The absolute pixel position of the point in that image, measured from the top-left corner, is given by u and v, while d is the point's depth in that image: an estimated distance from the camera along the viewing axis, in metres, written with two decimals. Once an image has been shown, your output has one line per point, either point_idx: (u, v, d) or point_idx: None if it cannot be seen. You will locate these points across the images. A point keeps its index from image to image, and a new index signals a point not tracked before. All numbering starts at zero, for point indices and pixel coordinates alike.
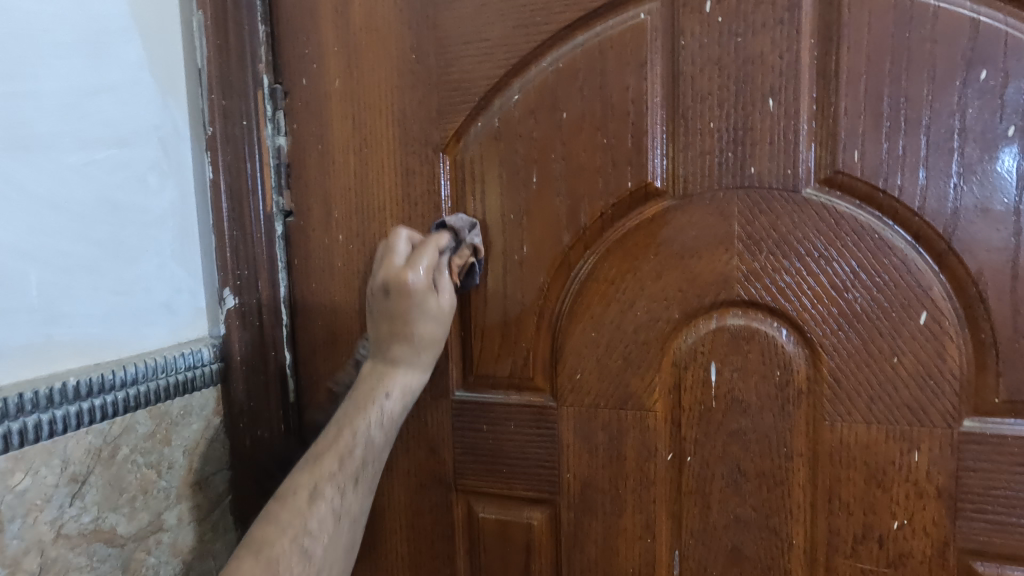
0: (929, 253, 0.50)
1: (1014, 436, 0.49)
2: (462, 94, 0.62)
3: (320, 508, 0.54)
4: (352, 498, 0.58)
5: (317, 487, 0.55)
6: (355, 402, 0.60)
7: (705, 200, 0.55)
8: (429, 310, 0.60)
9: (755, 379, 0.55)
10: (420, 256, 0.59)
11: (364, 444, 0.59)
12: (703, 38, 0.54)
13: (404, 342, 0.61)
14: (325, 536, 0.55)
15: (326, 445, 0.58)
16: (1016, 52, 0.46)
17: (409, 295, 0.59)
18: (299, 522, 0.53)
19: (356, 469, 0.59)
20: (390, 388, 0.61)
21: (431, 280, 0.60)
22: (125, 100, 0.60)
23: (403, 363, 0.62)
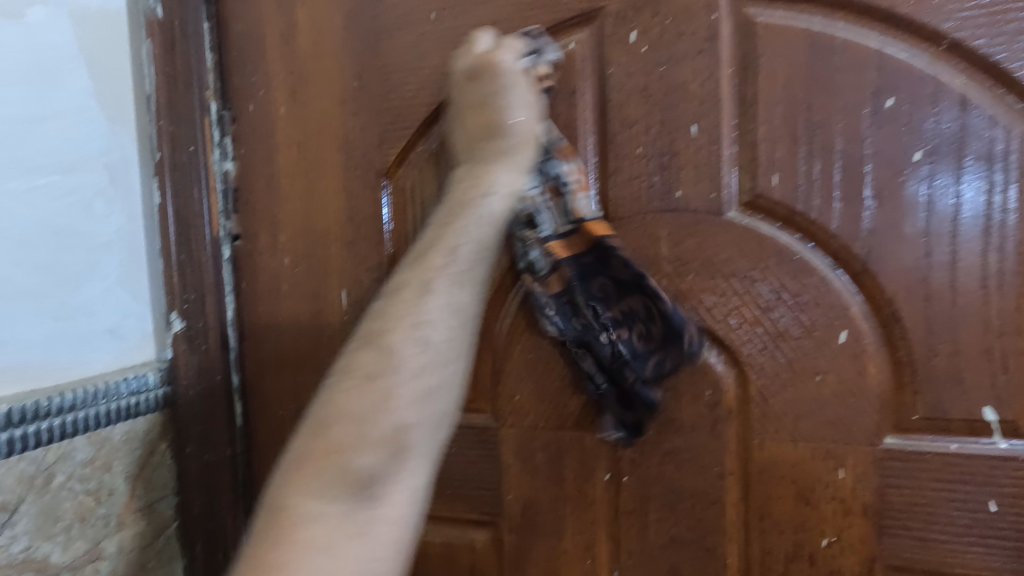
0: (847, 274, 0.51)
1: (933, 453, 0.50)
2: (404, 120, 0.63)
3: (429, 307, 0.46)
4: (469, 298, 0.48)
5: (427, 284, 0.47)
6: (450, 203, 0.49)
7: (634, 223, 0.56)
8: (522, 92, 0.49)
9: (687, 399, 0.56)
10: (501, 44, 0.51)
11: (471, 241, 0.48)
12: (630, 67, 0.55)
13: (500, 132, 0.48)
14: (444, 334, 0.46)
15: (426, 243, 0.48)
16: (919, 81, 0.48)
17: (498, 74, 0.49)
18: (410, 318, 0.46)
19: (467, 266, 0.47)
20: (492, 182, 0.48)
21: (513, 54, 0.50)
22: (71, 128, 0.61)
23: (503, 154, 0.48)
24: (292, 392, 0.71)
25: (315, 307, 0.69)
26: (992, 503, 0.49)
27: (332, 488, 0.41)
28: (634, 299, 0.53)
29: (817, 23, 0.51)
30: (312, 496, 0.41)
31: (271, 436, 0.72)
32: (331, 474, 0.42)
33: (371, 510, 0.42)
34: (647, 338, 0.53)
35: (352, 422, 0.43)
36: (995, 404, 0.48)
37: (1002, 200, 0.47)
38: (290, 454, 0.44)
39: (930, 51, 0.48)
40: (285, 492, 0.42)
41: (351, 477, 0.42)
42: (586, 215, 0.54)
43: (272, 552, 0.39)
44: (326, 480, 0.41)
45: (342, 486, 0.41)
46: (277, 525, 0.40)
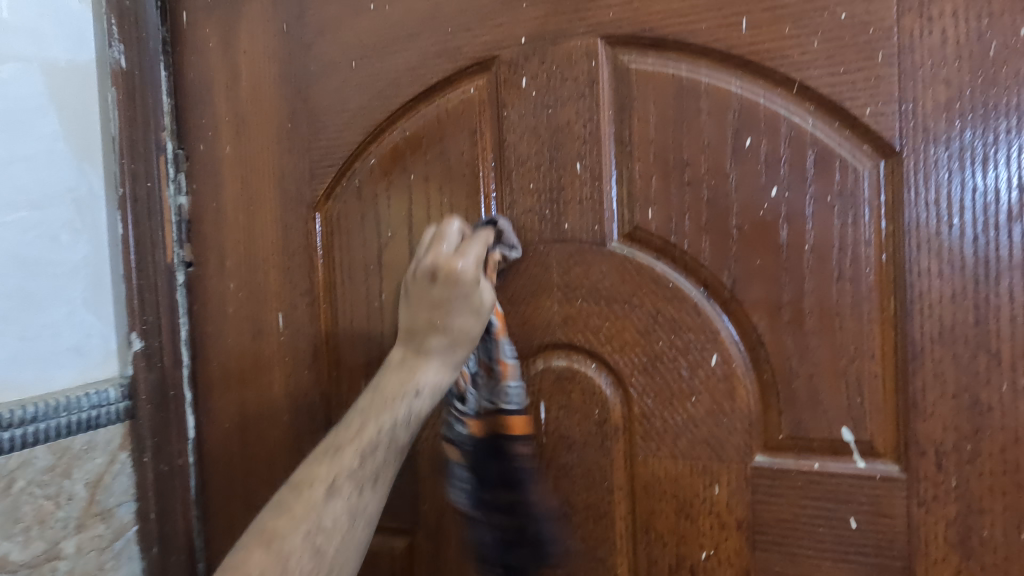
0: (717, 300, 0.55)
1: (797, 470, 0.53)
2: (330, 158, 0.69)
3: (332, 507, 0.48)
4: (371, 502, 0.50)
5: (335, 480, 0.48)
6: (374, 391, 0.52)
7: (528, 252, 0.60)
8: (471, 297, 0.51)
9: (577, 416, 0.59)
10: (469, 245, 0.52)
11: (385, 439, 0.51)
12: (522, 110, 0.60)
13: (439, 326, 0.51)
14: (336, 538, 0.47)
15: (345, 434, 0.51)
16: (773, 122, 0.52)
17: (457, 284, 0.51)
18: (306, 524, 0.46)
19: (376, 468, 0.51)
20: (418, 378, 0.52)
21: (478, 278, 0.51)
22: (39, 168, 0.67)
23: (437, 352, 0.52)
24: (238, 406, 0.77)
25: (255, 328, 0.75)
26: (851, 520, 0.51)
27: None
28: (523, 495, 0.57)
29: (683, 69, 0.55)
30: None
31: (223, 444, 0.79)
32: None
33: None
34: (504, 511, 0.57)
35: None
36: (851, 425, 0.51)
37: (854, 233, 0.50)
38: None
39: (784, 94, 0.52)
40: None
41: None
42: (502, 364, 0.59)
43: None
44: None
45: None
46: None
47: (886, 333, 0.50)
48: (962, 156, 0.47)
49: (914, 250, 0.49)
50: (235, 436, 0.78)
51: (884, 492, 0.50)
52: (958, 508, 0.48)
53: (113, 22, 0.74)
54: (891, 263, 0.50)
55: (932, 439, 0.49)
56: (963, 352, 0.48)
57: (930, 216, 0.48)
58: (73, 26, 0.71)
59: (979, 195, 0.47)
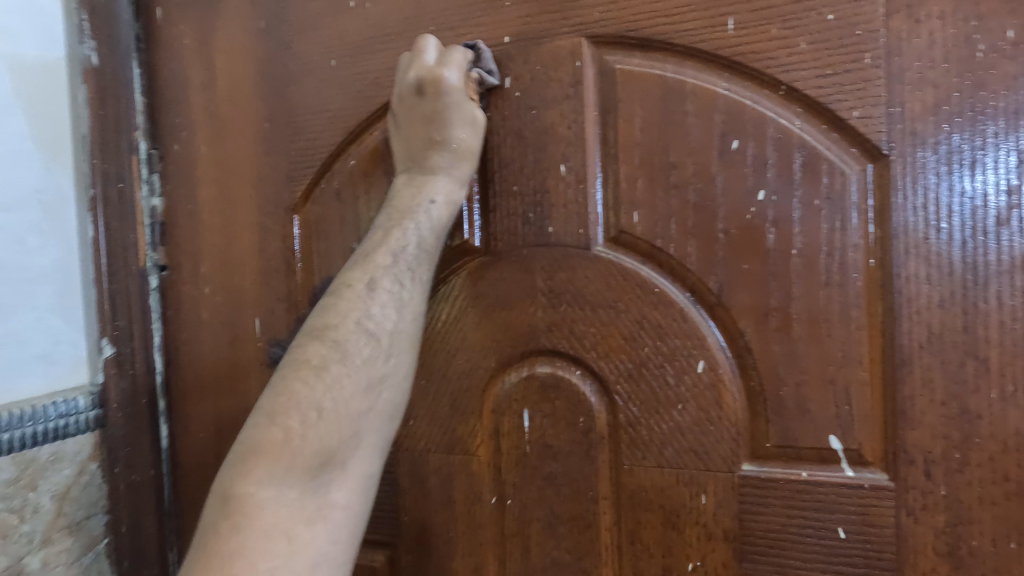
0: (704, 306, 0.54)
1: (785, 480, 0.52)
2: (309, 159, 0.67)
3: (376, 298, 0.52)
4: (413, 303, 0.54)
5: (373, 276, 0.52)
6: (392, 208, 0.56)
7: (511, 256, 0.59)
8: (463, 107, 0.56)
9: (562, 424, 0.58)
10: (448, 58, 0.56)
11: (413, 244, 0.55)
12: (505, 110, 0.59)
13: (438, 142, 0.56)
14: (385, 334, 0.51)
15: (374, 244, 0.54)
16: (760, 125, 0.51)
17: (443, 92, 0.55)
18: (356, 311, 0.51)
19: (410, 264, 0.54)
20: (431, 189, 0.56)
21: (461, 83, 0.56)
22: (3, 167, 0.64)
23: (442, 165, 0.56)
24: (213, 414, 0.75)
25: (232, 334, 0.73)
26: (840, 530, 0.50)
27: (287, 472, 0.43)
28: None
29: (669, 70, 0.54)
30: (260, 477, 0.43)
31: (198, 453, 0.76)
32: (287, 457, 0.44)
33: (327, 495, 0.45)
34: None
35: (297, 416, 0.45)
36: (839, 433, 0.50)
37: (842, 237, 0.50)
38: (238, 445, 0.45)
39: (771, 97, 0.51)
40: (238, 480, 0.43)
41: (307, 460, 0.44)
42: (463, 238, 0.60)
43: (230, 527, 0.41)
44: (281, 463, 0.43)
45: (298, 470, 0.44)
46: (234, 512, 0.42)
47: (875, 340, 0.49)
48: (950, 159, 0.47)
49: (902, 255, 0.48)
50: (211, 445, 0.75)
51: (872, 503, 0.49)
52: (947, 517, 0.48)
53: (84, 16, 0.71)
54: (879, 269, 0.49)
55: (921, 447, 0.48)
56: (951, 358, 0.47)
57: (918, 221, 0.48)
58: (42, 20, 0.68)
59: (967, 199, 0.47)
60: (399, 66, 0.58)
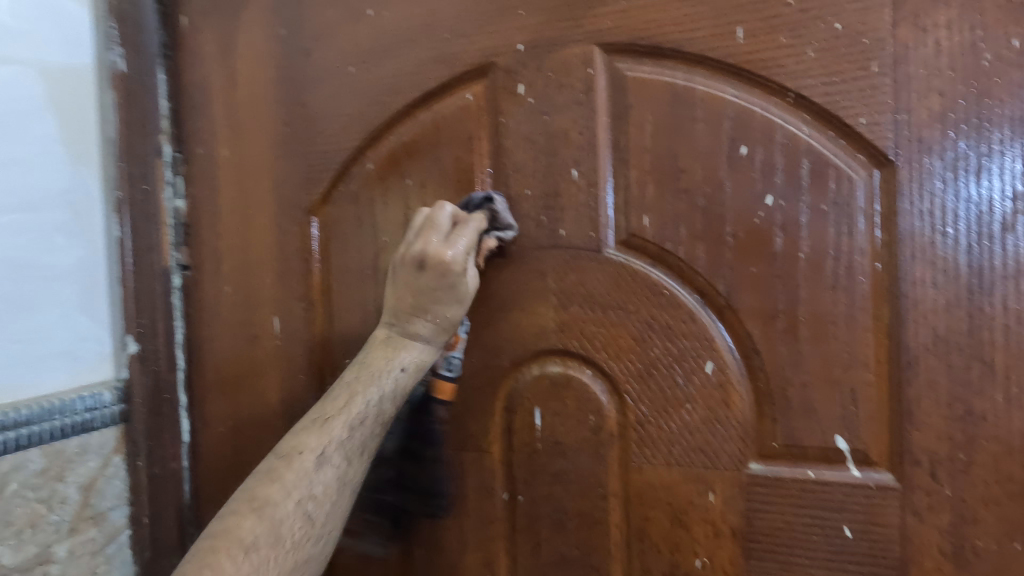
0: (712, 308, 0.55)
1: (792, 478, 0.53)
2: (327, 163, 0.69)
3: (322, 472, 0.54)
4: (356, 468, 0.57)
5: (325, 447, 0.54)
6: (362, 367, 0.57)
7: (524, 258, 0.61)
8: (456, 295, 0.55)
9: (572, 423, 0.59)
10: (460, 231, 0.56)
11: (368, 415, 0.56)
12: (518, 116, 0.60)
13: (422, 311, 0.56)
14: (324, 497, 0.54)
15: (334, 408, 0.56)
16: (768, 131, 0.52)
17: (446, 274, 0.54)
18: (298, 493, 0.53)
19: (364, 434, 0.56)
20: (403, 357, 0.57)
21: (467, 263, 0.56)
22: (34, 170, 0.67)
23: (421, 333, 0.57)
24: (232, 409, 0.77)
25: (251, 332, 0.75)
26: (846, 529, 0.51)
27: None
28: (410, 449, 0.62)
29: (679, 77, 0.55)
30: None
31: (216, 447, 0.78)
32: None
33: None
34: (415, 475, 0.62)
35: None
36: (846, 433, 0.51)
37: (848, 242, 0.51)
38: None
39: (779, 103, 0.52)
40: None
41: None
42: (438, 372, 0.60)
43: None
44: None
45: None
46: None
47: (880, 342, 0.50)
48: (956, 166, 0.48)
49: (909, 260, 0.49)
50: (229, 440, 0.77)
51: (878, 502, 0.50)
52: (951, 518, 0.48)
53: (113, 25, 0.74)
54: (885, 272, 0.50)
55: (926, 448, 0.49)
56: (956, 361, 0.48)
57: (924, 226, 0.48)
58: (71, 27, 0.70)
59: (973, 205, 0.47)
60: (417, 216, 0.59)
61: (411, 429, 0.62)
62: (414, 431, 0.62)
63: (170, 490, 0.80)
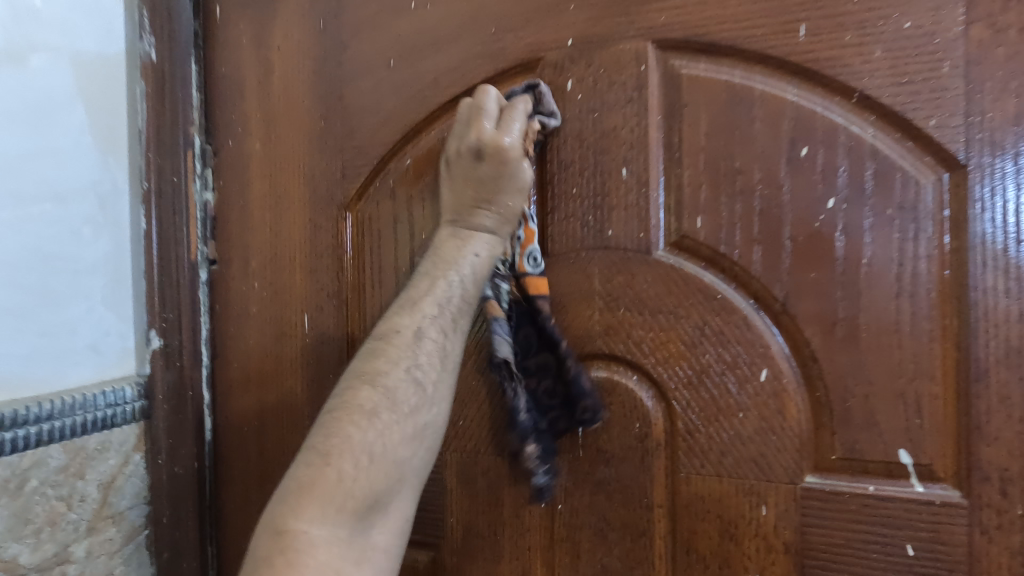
0: (768, 314, 0.53)
1: (851, 493, 0.50)
2: (364, 158, 0.68)
3: (409, 372, 0.51)
4: (455, 344, 0.54)
5: (420, 325, 0.53)
6: (436, 255, 0.55)
7: (569, 258, 0.59)
8: (516, 175, 0.54)
9: (617, 430, 0.57)
10: (507, 116, 0.55)
11: (457, 294, 0.54)
12: (566, 113, 0.58)
13: (484, 203, 0.54)
14: (432, 368, 0.52)
15: (420, 290, 0.54)
16: (831, 132, 0.50)
17: (504, 160, 0.53)
18: (405, 362, 0.51)
19: (456, 313, 0.54)
20: (474, 244, 0.54)
21: (522, 151, 0.55)
22: (64, 160, 0.65)
23: (486, 222, 0.55)
24: (257, 408, 0.75)
25: (279, 329, 0.73)
26: (908, 547, 0.49)
27: (338, 511, 0.45)
28: (540, 362, 0.58)
29: (737, 75, 0.53)
30: (323, 511, 0.45)
31: (240, 447, 0.76)
32: (338, 499, 0.46)
33: (369, 533, 0.48)
34: (551, 393, 0.58)
35: (360, 446, 0.48)
36: (909, 447, 0.49)
37: (914, 248, 0.49)
38: (290, 481, 0.47)
39: (842, 104, 0.50)
40: (289, 517, 0.45)
41: (356, 501, 0.46)
42: (527, 270, 0.58)
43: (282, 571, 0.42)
44: (332, 504, 0.45)
45: (349, 511, 0.46)
46: (286, 550, 0.43)
47: (948, 353, 0.48)
48: None
49: (979, 267, 0.47)
50: (254, 439, 0.75)
51: (944, 520, 0.48)
52: (1022, 538, 0.46)
53: (145, 15, 0.73)
54: (954, 280, 0.48)
55: (996, 464, 0.47)
56: None
57: (996, 233, 0.47)
58: (104, 18, 0.69)
59: None
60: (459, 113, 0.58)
61: (525, 338, 0.58)
62: (525, 341, 0.58)
63: (190, 491, 0.77)
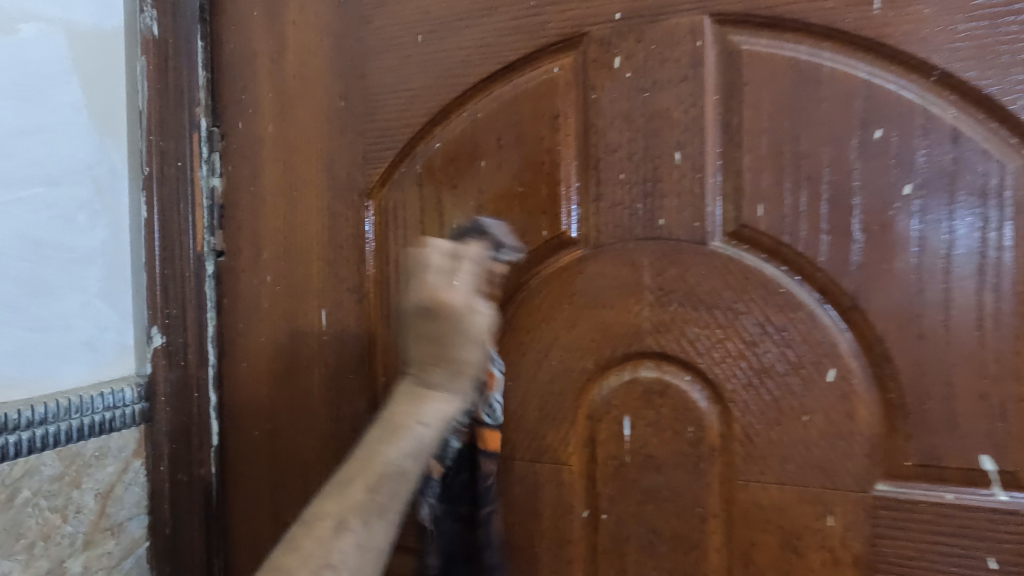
0: (836, 309, 0.49)
1: (927, 502, 0.47)
2: (388, 141, 0.63)
3: (340, 553, 0.44)
4: (386, 531, 0.47)
5: (345, 515, 0.45)
6: (380, 426, 0.48)
7: (615, 250, 0.54)
8: (470, 326, 0.48)
9: (667, 435, 0.53)
10: (458, 262, 0.49)
11: (398, 470, 0.47)
12: (612, 92, 0.54)
13: (440, 365, 0.48)
14: (355, 561, 0.45)
15: (355, 467, 0.47)
16: (908, 112, 0.47)
17: (454, 317, 0.47)
18: (320, 562, 0.44)
19: (391, 492, 0.47)
20: (423, 413, 0.48)
21: (476, 301, 0.49)
22: (58, 141, 0.59)
23: (441, 379, 0.48)
24: (270, 411, 0.70)
25: (294, 326, 0.68)
26: (991, 560, 0.46)
27: None
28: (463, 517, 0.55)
29: (802, 52, 0.49)
30: None
31: (250, 452, 0.71)
32: None
33: None
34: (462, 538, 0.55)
35: None
36: (992, 452, 0.45)
37: (1000, 238, 0.45)
38: None
39: (919, 83, 0.47)
40: None
41: None
42: (481, 422, 0.55)
43: None
44: None
45: None
46: None
47: None
48: None
49: None
50: (266, 444, 0.70)
51: None
52: None
53: None
54: None
55: None
56: None
57: None
58: None
59: None
60: (409, 264, 0.51)
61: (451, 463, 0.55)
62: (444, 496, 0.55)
63: (195, 501, 0.71)
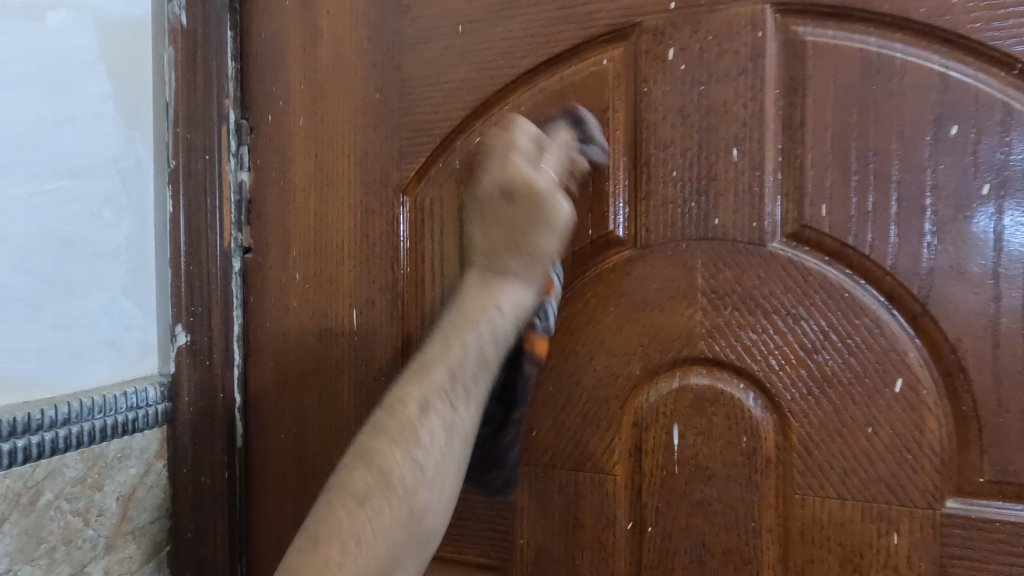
0: (904, 315, 0.47)
1: (1002, 521, 0.45)
2: (425, 135, 0.61)
3: (427, 435, 0.46)
4: (467, 416, 0.48)
5: (427, 398, 0.47)
6: (457, 311, 0.49)
7: (666, 250, 0.52)
8: (552, 217, 0.47)
9: (719, 445, 0.51)
10: (544, 149, 0.49)
11: (473, 356, 0.48)
12: (666, 85, 0.52)
13: (518, 252, 0.48)
14: (437, 442, 0.46)
15: (433, 352, 0.49)
16: (987, 108, 0.44)
17: (536, 203, 0.47)
18: (407, 443, 0.46)
19: (470, 379, 0.48)
20: (499, 298, 0.49)
21: (559, 191, 0.48)
22: (85, 133, 0.57)
23: (516, 271, 0.49)
24: (297, 412, 0.68)
25: (323, 326, 0.66)
26: None
27: None
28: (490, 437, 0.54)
29: (872, 43, 0.47)
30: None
31: (275, 455, 0.69)
32: None
33: None
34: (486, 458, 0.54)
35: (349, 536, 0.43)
36: None
37: None
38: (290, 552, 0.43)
39: (1000, 76, 0.44)
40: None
41: None
42: (533, 328, 0.51)
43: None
44: None
45: None
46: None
47: None
48: None
49: None
50: (292, 447, 0.68)
51: None
52: None
53: None
54: None
55: None
56: None
57: None
58: None
59: None
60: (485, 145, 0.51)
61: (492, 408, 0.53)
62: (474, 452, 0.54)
63: (219, 507, 0.68)
